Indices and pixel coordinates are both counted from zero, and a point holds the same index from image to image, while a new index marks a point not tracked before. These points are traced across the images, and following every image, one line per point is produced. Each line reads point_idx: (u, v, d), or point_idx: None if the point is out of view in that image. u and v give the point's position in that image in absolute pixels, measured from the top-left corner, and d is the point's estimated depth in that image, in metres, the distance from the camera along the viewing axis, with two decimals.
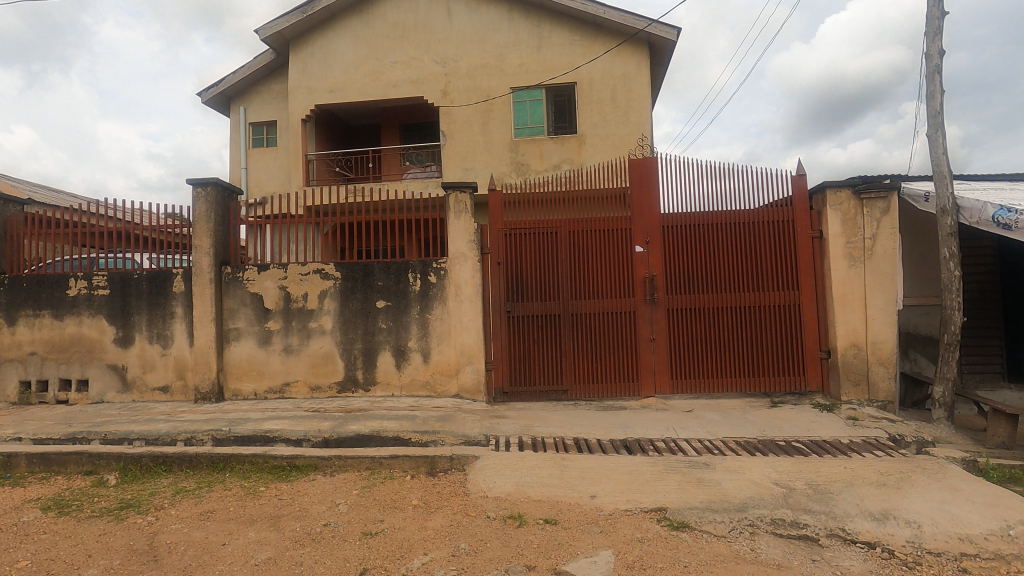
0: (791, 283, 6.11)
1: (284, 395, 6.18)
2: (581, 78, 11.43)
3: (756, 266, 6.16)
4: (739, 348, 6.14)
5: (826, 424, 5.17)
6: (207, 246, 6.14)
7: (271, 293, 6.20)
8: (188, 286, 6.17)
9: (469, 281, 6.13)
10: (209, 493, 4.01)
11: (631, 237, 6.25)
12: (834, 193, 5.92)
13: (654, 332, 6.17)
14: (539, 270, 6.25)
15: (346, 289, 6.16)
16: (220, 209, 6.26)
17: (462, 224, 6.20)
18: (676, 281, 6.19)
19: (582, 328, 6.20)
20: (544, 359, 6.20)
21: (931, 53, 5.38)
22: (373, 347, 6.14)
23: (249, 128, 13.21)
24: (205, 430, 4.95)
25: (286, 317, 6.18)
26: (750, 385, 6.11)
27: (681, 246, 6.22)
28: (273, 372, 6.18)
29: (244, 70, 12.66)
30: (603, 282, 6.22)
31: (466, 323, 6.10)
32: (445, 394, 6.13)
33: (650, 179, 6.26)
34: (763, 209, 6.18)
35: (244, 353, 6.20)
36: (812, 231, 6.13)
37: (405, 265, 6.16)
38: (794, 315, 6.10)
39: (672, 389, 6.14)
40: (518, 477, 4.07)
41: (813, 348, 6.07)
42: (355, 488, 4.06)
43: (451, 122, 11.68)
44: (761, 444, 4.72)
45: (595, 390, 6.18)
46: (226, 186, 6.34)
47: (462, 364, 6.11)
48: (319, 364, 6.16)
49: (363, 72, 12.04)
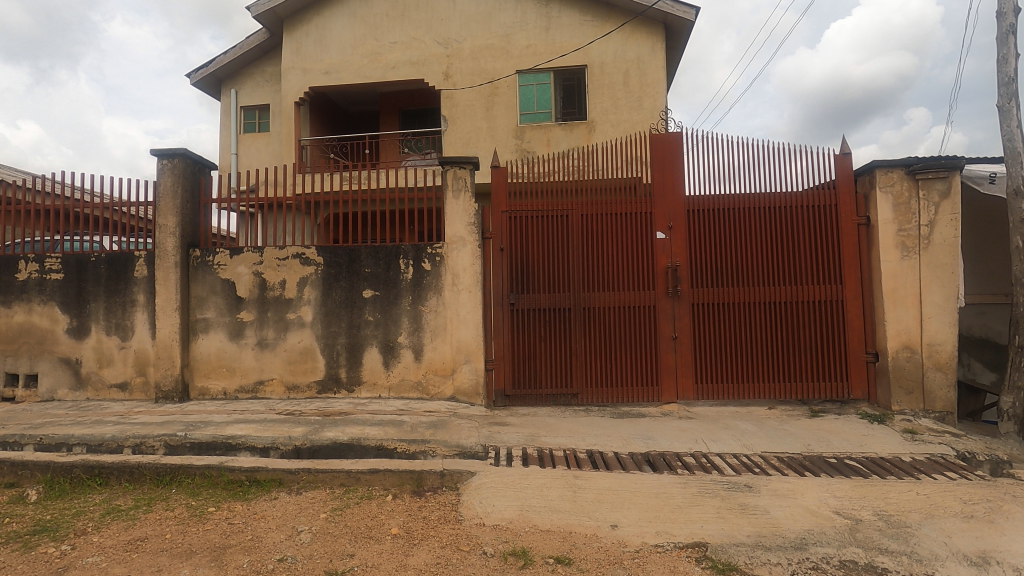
0: (833, 277, 5.38)
1: (257, 396, 5.46)
2: (592, 61, 10.72)
3: (793, 256, 5.43)
4: (773, 349, 5.41)
5: (881, 438, 4.43)
6: (173, 226, 5.43)
7: (245, 280, 5.51)
8: (151, 270, 5.47)
9: (468, 269, 5.41)
10: (145, 515, 3.30)
11: (651, 222, 5.54)
12: (885, 174, 5.21)
13: (677, 329, 5.45)
14: (548, 257, 5.54)
15: (330, 277, 5.46)
16: (188, 184, 5.53)
17: (461, 205, 5.50)
18: (702, 272, 5.47)
19: (595, 324, 5.48)
20: (551, 358, 5.48)
21: (1005, 11, 4.65)
22: (359, 342, 5.42)
23: (240, 112, 12.53)
24: (158, 435, 4.26)
25: (261, 306, 5.48)
26: (785, 391, 5.38)
27: (708, 232, 5.50)
28: (246, 370, 5.47)
29: (235, 50, 12.00)
30: (620, 273, 5.51)
31: (464, 316, 5.38)
32: (439, 397, 5.41)
33: (674, 157, 5.55)
34: (802, 192, 5.46)
35: (212, 347, 5.49)
36: (858, 217, 5.40)
37: (396, 250, 5.45)
38: (837, 312, 5.37)
39: (696, 394, 5.42)
40: (522, 500, 3.35)
41: (858, 350, 5.33)
42: (324, 511, 3.34)
43: (453, 106, 10.98)
44: (809, 462, 4.00)
45: (609, 394, 5.45)
46: (196, 157, 5.60)
47: (458, 363, 5.39)
48: (297, 361, 5.45)
49: (360, 54, 11.36)
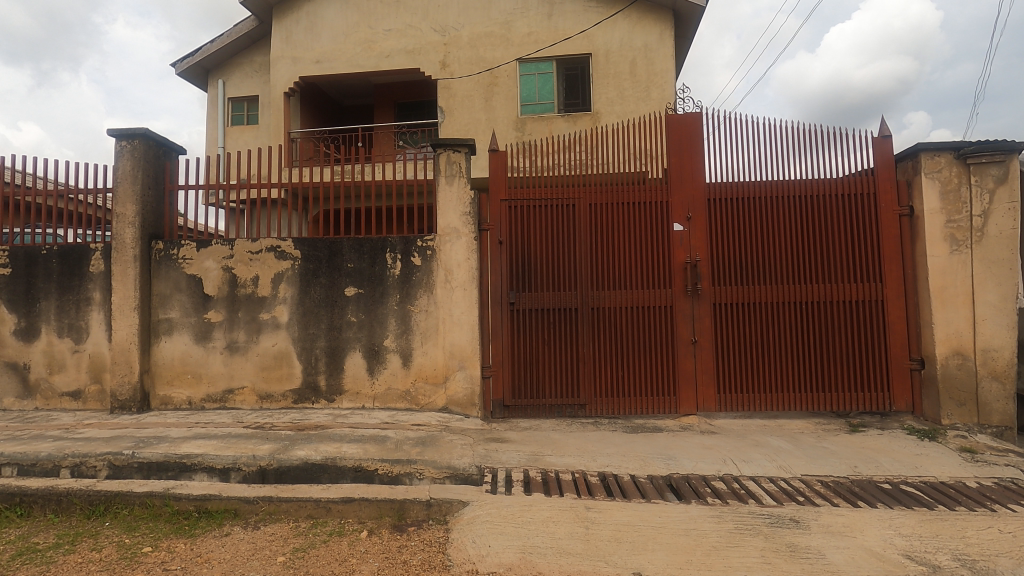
0: (872, 274, 4.80)
1: (225, 406, 4.87)
2: (596, 49, 10.16)
3: (828, 251, 4.86)
4: (805, 355, 4.83)
5: (938, 459, 3.84)
6: (132, 216, 4.84)
7: (213, 275, 4.93)
8: (108, 265, 4.89)
9: (462, 264, 4.83)
10: (65, 558, 2.72)
11: (668, 212, 4.96)
12: (930, 158, 4.63)
13: (697, 332, 4.86)
14: (553, 251, 4.96)
15: (309, 272, 4.88)
16: (150, 168, 4.95)
17: (455, 192, 4.92)
18: (725, 268, 4.89)
19: (605, 327, 4.90)
20: (556, 364, 4.89)
21: None
22: (340, 345, 4.84)
23: (228, 103, 11.97)
24: (101, 454, 3.69)
25: (231, 305, 4.90)
26: (819, 402, 4.79)
27: (731, 224, 4.92)
28: (213, 377, 4.88)
29: (222, 38, 11.44)
30: (633, 268, 4.92)
31: (459, 317, 4.80)
32: (429, 408, 4.82)
33: (692, 140, 4.99)
34: (836, 178, 4.89)
35: (176, 351, 4.90)
36: (900, 207, 4.81)
37: (381, 243, 4.86)
38: (876, 314, 4.78)
39: (718, 406, 4.83)
40: (524, 540, 2.76)
41: (900, 357, 4.74)
42: (282, 552, 2.75)
43: (451, 97, 10.40)
44: (859, 489, 3.42)
45: (620, 405, 4.86)
46: (159, 139, 5.04)
47: (451, 370, 4.81)
48: (270, 367, 4.87)
49: (353, 42, 10.80)
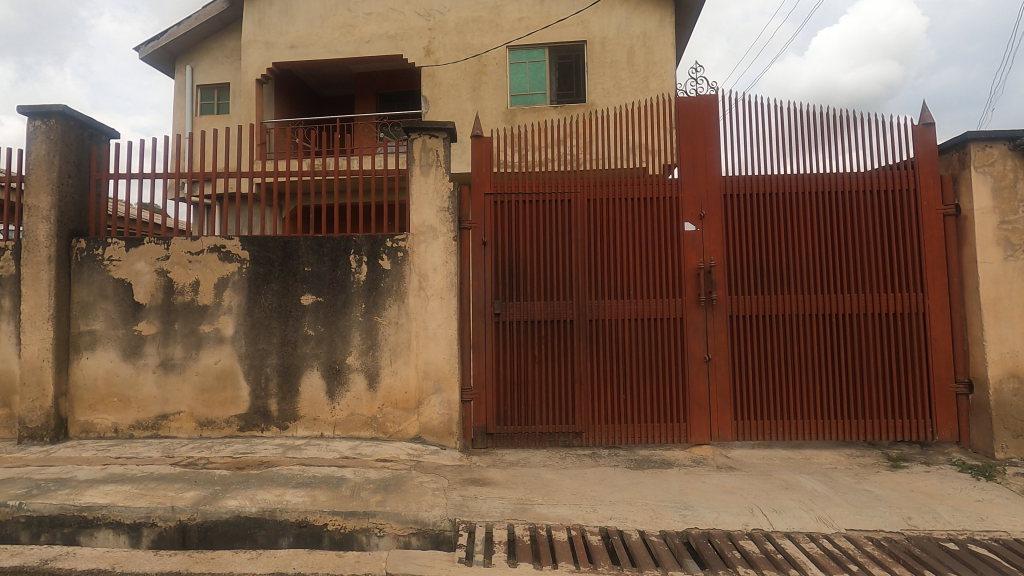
0: (912, 283, 4.17)
1: (157, 435, 4.13)
2: (592, 36, 9.48)
3: (861, 256, 4.22)
4: (834, 375, 4.18)
5: (1005, 507, 3.20)
6: (46, 209, 4.08)
7: (145, 280, 4.18)
8: (18, 267, 4.13)
9: (439, 268, 4.14)
10: None
11: (678, 210, 4.30)
12: (982, 149, 4.00)
13: (710, 348, 4.20)
14: (545, 254, 4.28)
15: (258, 277, 4.16)
16: (70, 154, 4.19)
17: (431, 184, 4.23)
18: (743, 274, 4.24)
19: (605, 342, 4.22)
20: (548, 385, 4.20)
21: None
22: (295, 363, 4.12)
23: (197, 91, 11.15)
24: None
25: (166, 316, 4.16)
26: (851, 430, 4.15)
27: (750, 224, 4.27)
28: (144, 401, 4.14)
29: (191, 21, 10.62)
30: (637, 275, 4.25)
31: (434, 331, 4.11)
32: (399, 437, 4.11)
33: (706, 127, 4.35)
34: (871, 173, 4.26)
35: (100, 369, 4.15)
36: (943, 206, 4.19)
37: (344, 244, 4.14)
38: (917, 328, 4.15)
39: (735, 435, 4.17)
40: None
41: (944, 378, 4.12)
42: None
43: (436, 86, 9.68)
44: (920, 551, 2.77)
45: (621, 433, 4.18)
46: (82, 119, 4.29)
47: (425, 393, 4.10)
48: (212, 388, 4.13)
49: (331, 26, 10.05)
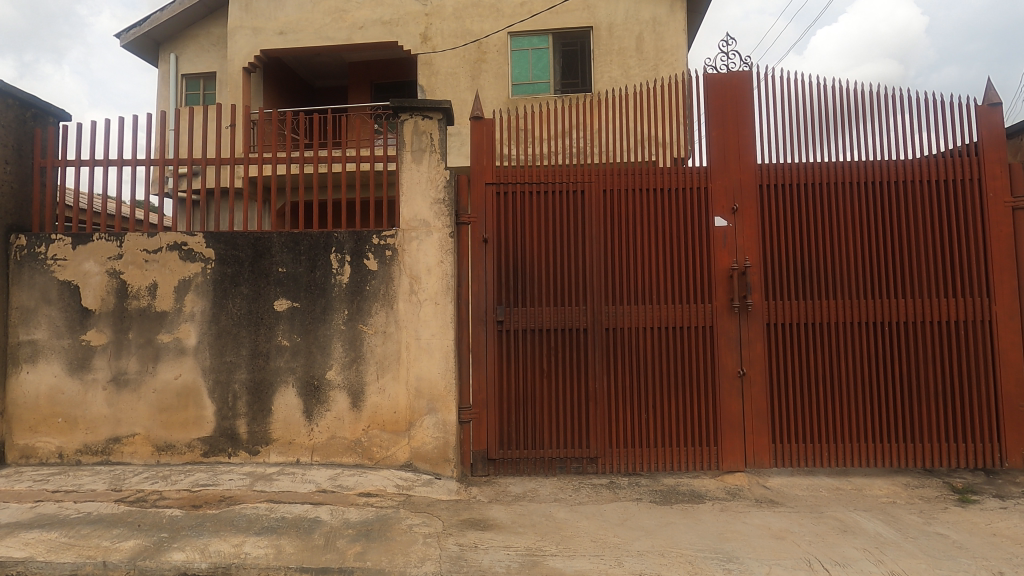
0: (976, 285, 3.63)
1: (108, 461, 3.59)
2: (598, 22, 8.93)
3: (916, 254, 3.68)
4: (886, 391, 3.64)
5: None
6: None
7: (95, 283, 3.64)
8: None
9: (433, 269, 3.61)
10: None
11: (707, 202, 3.75)
12: None
13: (744, 360, 3.66)
14: (554, 253, 3.74)
15: (225, 279, 3.61)
16: (5, 136, 3.63)
17: (423, 173, 3.68)
18: (782, 275, 3.70)
19: (624, 353, 3.68)
20: (559, 404, 3.66)
21: None
22: (267, 379, 3.57)
23: (182, 81, 10.57)
24: None
25: (118, 324, 3.61)
26: (906, 456, 3.62)
27: (789, 219, 3.73)
28: (93, 421, 3.60)
29: (174, 5, 10.04)
30: (660, 277, 3.71)
31: (427, 341, 3.58)
32: (387, 464, 3.57)
33: (739, 108, 3.81)
34: (927, 160, 3.72)
35: (43, 385, 3.61)
36: (1011, 198, 3.65)
37: (324, 240, 3.60)
38: (981, 337, 3.62)
39: (773, 461, 3.63)
40: None
41: (1014, 395, 3.58)
42: None
43: (433, 74, 9.10)
44: None
45: (643, 459, 3.64)
46: (21, 96, 3.72)
47: (417, 413, 3.57)
48: (171, 407, 3.59)
49: (322, 11, 9.49)
